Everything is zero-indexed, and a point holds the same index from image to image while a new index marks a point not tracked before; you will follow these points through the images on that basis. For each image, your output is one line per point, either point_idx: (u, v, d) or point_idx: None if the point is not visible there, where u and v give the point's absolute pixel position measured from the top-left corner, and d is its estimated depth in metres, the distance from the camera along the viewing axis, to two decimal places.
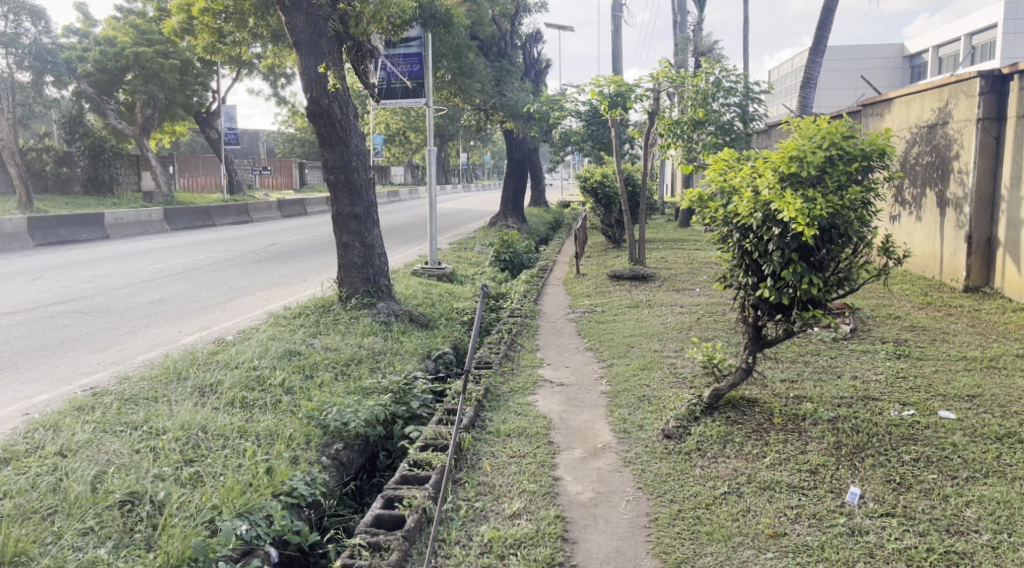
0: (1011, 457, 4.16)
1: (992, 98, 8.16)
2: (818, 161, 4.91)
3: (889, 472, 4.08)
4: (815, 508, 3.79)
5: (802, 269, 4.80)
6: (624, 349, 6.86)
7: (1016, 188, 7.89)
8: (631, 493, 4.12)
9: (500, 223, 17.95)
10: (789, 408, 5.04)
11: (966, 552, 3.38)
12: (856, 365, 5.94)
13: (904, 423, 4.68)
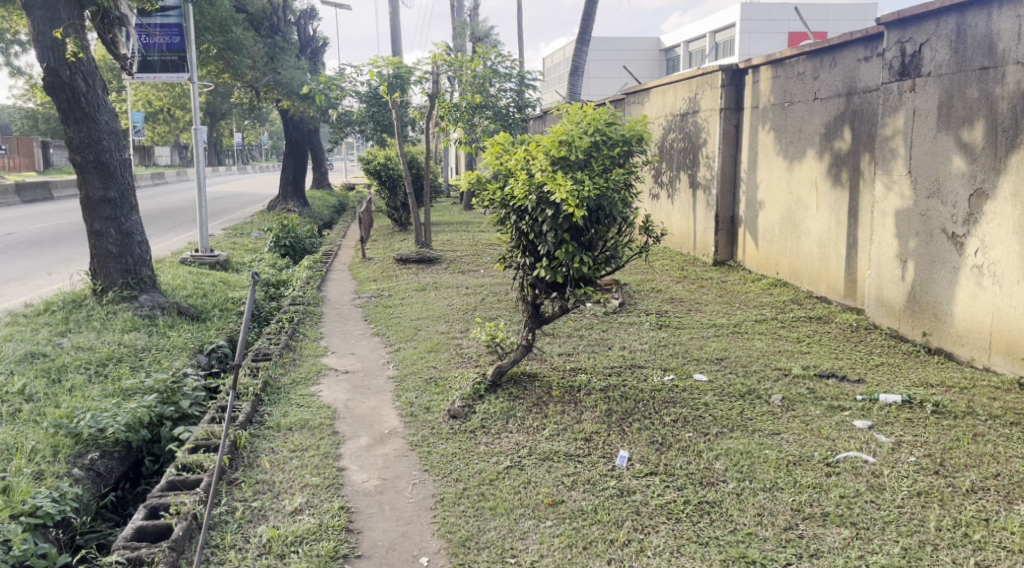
0: (752, 413, 4.65)
1: (732, 90, 9.00)
2: (585, 146, 5.19)
3: (653, 434, 4.42)
4: (590, 474, 4.02)
5: (574, 249, 5.04)
6: (411, 332, 6.88)
7: (753, 171, 8.76)
8: (417, 477, 4.15)
9: (279, 207, 17.33)
10: (566, 380, 5.31)
11: (716, 501, 3.71)
12: (626, 336, 6.36)
13: (665, 387, 5.08)
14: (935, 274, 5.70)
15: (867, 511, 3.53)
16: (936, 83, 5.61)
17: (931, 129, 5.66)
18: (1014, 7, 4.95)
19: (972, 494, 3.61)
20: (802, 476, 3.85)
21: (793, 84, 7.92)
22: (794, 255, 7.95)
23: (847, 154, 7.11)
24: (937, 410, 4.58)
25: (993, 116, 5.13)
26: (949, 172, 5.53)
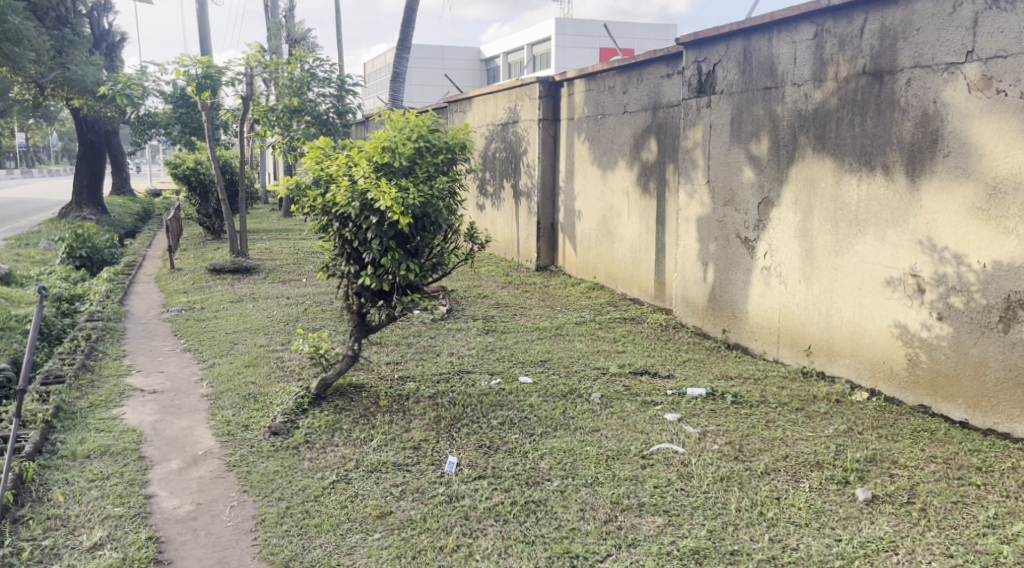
0: (574, 411, 4.84)
1: (549, 101, 9.33)
2: (407, 153, 5.19)
3: (481, 438, 4.50)
4: (419, 482, 4.03)
5: (400, 256, 5.02)
6: (226, 346, 6.58)
7: (570, 180, 9.11)
8: (234, 499, 3.98)
9: (73, 215, 16.01)
10: (393, 389, 5.28)
11: (541, 500, 3.82)
12: (452, 342, 6.41)
13: (492, 391, 5.17)
14: (731, 276, 6.19)
15: (678, 498, 3.76)
16: (728, 100, 6.08)
17: (725, 142, 6.14)
18: (789, 33, 5.46)
19: (767, 475, 3.94)
20: (621, 470, 4.05)
21: (605, 97, 8.31)
22: (610, 259, 8.36)
23: (654, 165, 7.57)
24: (737, 400, 4.97)
25: (776, 132, 5.64)
26: (741, 182, 6.01)
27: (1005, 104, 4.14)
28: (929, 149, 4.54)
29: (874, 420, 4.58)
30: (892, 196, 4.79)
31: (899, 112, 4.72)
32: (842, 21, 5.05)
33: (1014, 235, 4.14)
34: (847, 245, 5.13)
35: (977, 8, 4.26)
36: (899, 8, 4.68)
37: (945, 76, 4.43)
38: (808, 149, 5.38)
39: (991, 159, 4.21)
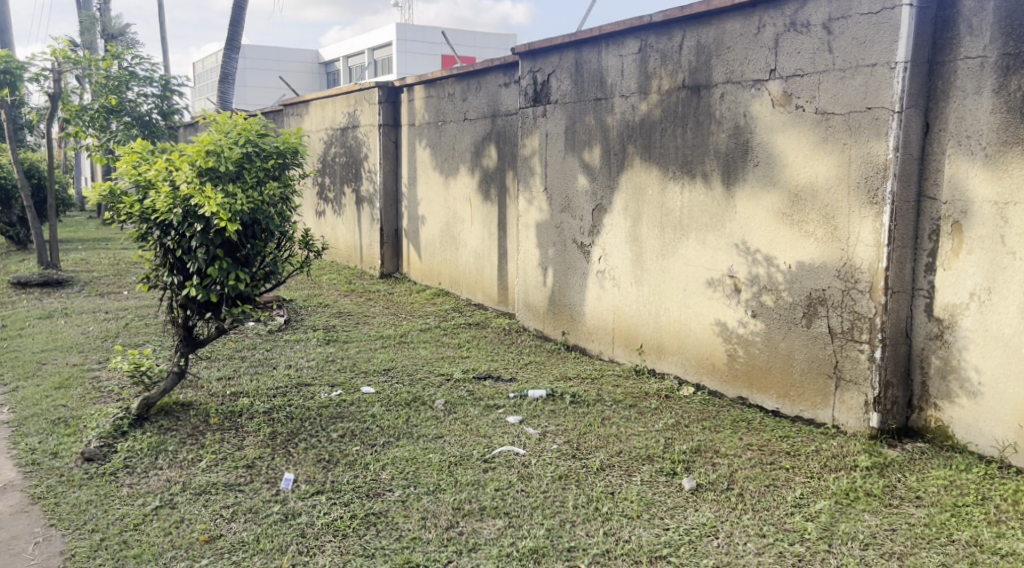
0: (417, 419, 4.83)
1: (389, 107, 9.28)
2: (235, 157, 4.95)
3: (320, 452, 4.40)
4: (251, 502, 3.89)
5: (229, 265, 4.85)
6: (33, 367, 6.08)
7: (413, 186, 9.10)
8: (40, 534, 3.69)
9: None
10: (225, 406, 5.06)
11: (382, 511, 3.79)
12: (290, 354, 6.23)
13: (332, 403, 5.08)
14: (569, 280, 6.39)
15: (518, 499, 3.84)
16: (562, 110, 6.28)
17: (561, 150, 6.33)
18: (616, 47, 5.71)
19: (602, 471, 4.10)
20: (462, 475, 4.09)
21: (444, 104, 8.36)
22: (453, 265, 8.41)
23: (494, 171, 7.69)
24: (574, 400, 5.13)
25: (607, 141, 5.88)
26: (576, 189, 6.22)
27: (802, 118, 4.51)
28: (741, 160, 4.88)
29: (700, 413, 4.87)
30: (711, 202, 5.11)
31: (714, 124, 5.04)
32: (663, 37, 5.34)
33: (812, 239, 4.51)
34: (673, 249, 5.43)
35: (778, 30, 4.62)
36: (712, 27, 4.99)
37: (753, 91, 4.78)
38: (635, 158, 5.65)
39: (793, 169, 4.58)
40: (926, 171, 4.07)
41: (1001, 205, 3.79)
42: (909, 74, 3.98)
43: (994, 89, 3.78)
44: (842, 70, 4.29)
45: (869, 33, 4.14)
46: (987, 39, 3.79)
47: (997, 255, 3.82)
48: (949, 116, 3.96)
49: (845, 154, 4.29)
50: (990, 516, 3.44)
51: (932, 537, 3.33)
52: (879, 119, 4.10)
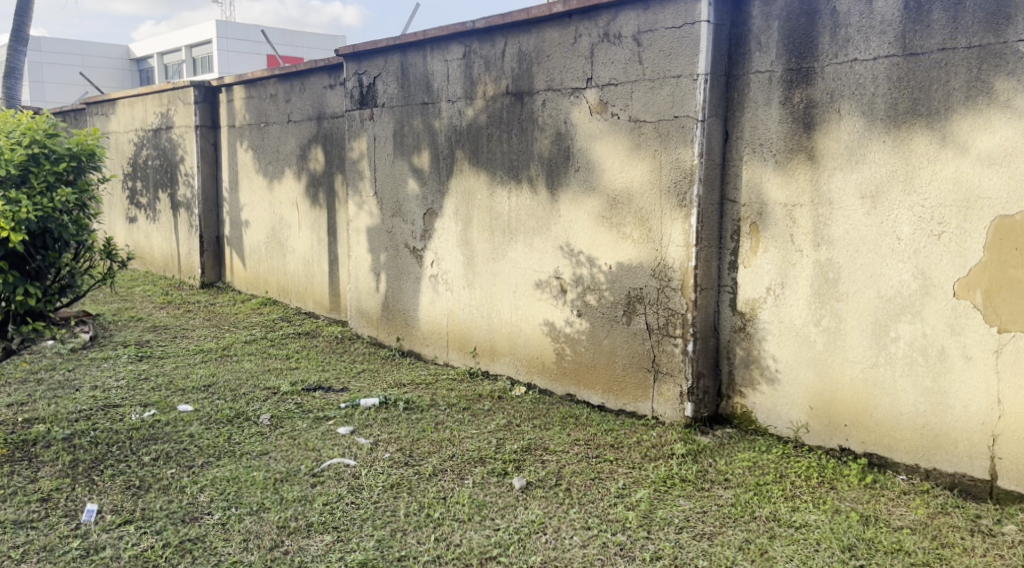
0: (240, 436, 4.64)
1: (206, 107, 8.86)
2: (18, 160, 4.46)
3: (129, 478, 4.13)
4: (47, 539, 3.59)
5: (15, 278, 4.46)
6: None
7: (235, 191, 8.72)
8: None
9: None
10: (16, 435, 4.64)
11: (199, 537, 3.61)
12: (97, 374, 5.81)
13: (144, 425, 4.78)
14: (401, 285, 6.37)
15: (347, 512, 3.78)
16: (389, 113, 6.24)
17: (389, 154, 6.29)
18: (441, 52, 5.75)
19: (434, 476, 4.12)
20: (288, 492, 3.97)
21: (266, 105, 8.09)
22: (281, 273, 8.16)
23: (321, 175, 7.51)
24: (408, 406, 5.11)
25: (435, 145, 5.91)
26: (405, 194, 6.21)
27: (618, 125, 4.73)
28: (563, 164, 5.05)
29: (530, 412, 4.99)
30: (537, 206, 5.26)
31: (537, 130, 5.18)
32: (485, 43, 5.43)
33: (630, 240, 4.73)
34: (502, 252, 5.53)
35: (592, 40, 4.81)
36: (532, 35, 5.13)
37: (572, 99, 4.96)
38: (463, 163, 5.71)
39: (611, 174, 4.79)
40: (728, 176, 4.38)
41: (790, 207, 4.14)
42: (709, 86, 4.27)
43: (781, 100, 4.12)
44: (651, 80, 4.53)
45: (673, 46, 4.40)
46: (774, 54, 4.13)
47: (788, 253, 4.17)
48: (745, 125, 4.28)
49: (657, 159, 4.54)
50: (787, 492, 3.76)
51: (738, 515, 3.59)
52: (685, 127, 4.37)
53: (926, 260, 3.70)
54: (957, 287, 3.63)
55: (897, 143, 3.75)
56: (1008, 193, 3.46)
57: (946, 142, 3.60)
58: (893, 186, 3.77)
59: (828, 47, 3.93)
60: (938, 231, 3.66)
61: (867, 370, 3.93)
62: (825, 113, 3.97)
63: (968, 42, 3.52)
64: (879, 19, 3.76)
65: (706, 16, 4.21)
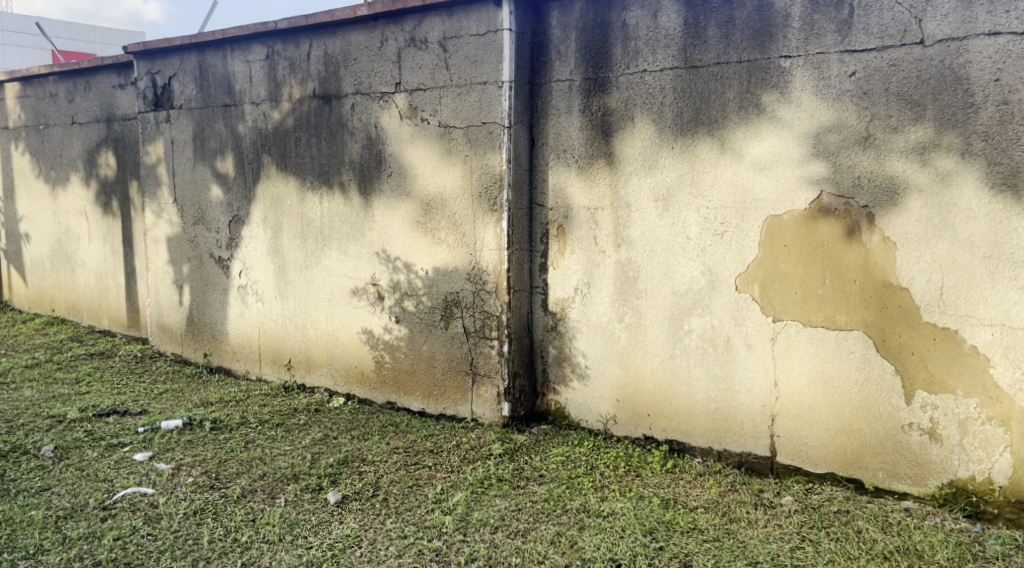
0: (18, 472, 4.23)
1: None
2: None
3: None
4: None
5: None
6: None
7: (11, 200, 7.94)
8: None
9: None
10: None
11: None
12: None
13: None
14: (207, 297, 6.05)
15: (142, 546, 3.54)
16: (187, 115, 5.91)
17: (189, 159, 5.96)
18: (242, 52, 5.52)
19: (242, 498, 3.95)
20: (74, 530, 3.66)
21: (45, 106, 7.42)
22: (70, 289, 7.52)
23: (114, 182, 6.99)
24: (215, 426, 4.87)
25: (239, 150, 5.66)
26: (209, 200, 5.91)
27: (427, 131, 4.74)
28: (375, 170, 5.00)
29: (348, 423, 4.90)
30: (350, 212, 5.17)
31: (346, 134, 5.10)
32: (289, 45, 5.27)
33: (444, 244, 4.76)
34: (315, 260, 5.39)
35: (399, 45, 4.80)
36: (337, 38, 5.04)
37: (380, 103, 4.92)
38: (270, 168, 5.52)
39: (423, 179, 4.80)
40: (535, 181, 4.51)
41: (593, 210, 4.32)
42: (513, 93, 4.37)
43: (581, 108, 4.30)
44: (459, 86, 4.58)
45: (478, 53, 4.47)
46: (573, 64, 4.30)
47: (592, 254, 4.35)
48: (549, 131, 4.43)
49: (467, 164, 4.59)
50: (596, 483, 3.93)
51: (550, 510, 3.71)
52: (492, 133, 4.45)
53: (713, 259, 3.99)
54: (738, 282, 3.94)
55: (684, 149, 4.01)
56: (777, 195, 3.79)
57: (726, 149, 3.90)
58: (682, 190, 4.04)
59: (620, 58, 4.15)
60: (721, 230, 3.95)
61: (665, 362, 4.18)
62: (620, 121, 4.18)
63: (740, 57, 3.83)
64: (664, 33, 4.01)
65: (508, 24, 4.31)
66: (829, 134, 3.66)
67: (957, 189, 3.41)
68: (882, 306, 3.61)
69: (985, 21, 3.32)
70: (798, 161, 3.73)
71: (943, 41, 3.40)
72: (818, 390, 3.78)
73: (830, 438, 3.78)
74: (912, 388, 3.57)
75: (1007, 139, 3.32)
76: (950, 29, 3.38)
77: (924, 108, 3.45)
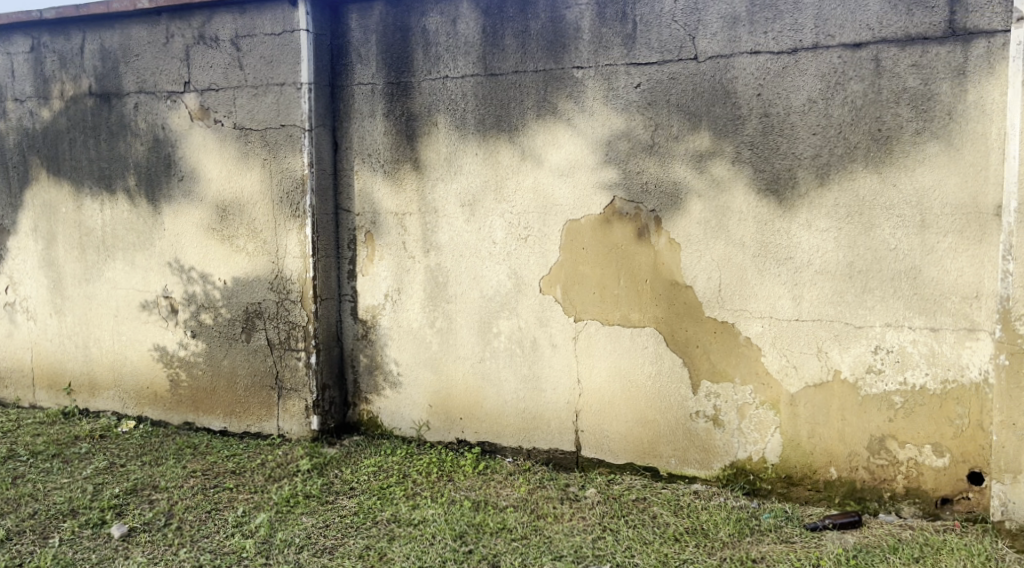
0: None
1: None
2: None
3: None
4: None
5: None
6: None
7: None
8: None
9: None
10: None
11: None
12: None
13: None
14: None
15: None
16: None
17: None
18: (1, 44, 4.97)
19: (7, 542, 3.54)
20: None
21: None
22: None
23: None
24: None
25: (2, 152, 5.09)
26: None
27: (221, 133, 4.50)
28: (163, 175, 4.67)
29: (139, 448, 4.54)
30: (135, 220, 4.80)
31: (129, 136, 4.72)
32: (59, 37, 4.81)
33: (243, 253, 4.54)
34: (96, 272, 4.95)
35: (186, 41, 4.52)
36: (115, 32, 4.67)
37: (167, 103, 4.60)
38: (40, 172, 5.00)
39: (218, 184, 4.54)
40: (340, 186, 4.41)
41: (400, 216, 4.29)
42: (314, 95, 4.26)
43: (384, 113, 4.25)
44: (254, 87, 4.39)
45: (274, 53, 4.31)
46: (374, 67, 4.25)
47: (401, 260, 4.32)
48: (352, 135, 4.34)
49: (266, 169, 4.41)
50: (409, 492, 3.90)
51: (360, 523, 3.63)
52: (292, 136, 4.31)
53: (518, 262, 4.09)
54: (542, 284, 4.06)
55: (487, 155, 4.08)
56: (575, 200, 3.95)
57: (527, 155, 4.01)
58: (487, 195, 4.11)
59: (422, 63, 4.15)
60: (525, 235, 4.06)
61: (475, 366, 4.23)
62: (423, 126, 4.18)
63: (536, 66, 3.95)
64: (463, 41, 4.07)
65: (305, 25, 4.20)
66: (620, 142, 3.86)
67: (731, 193, 3.72)
68: (670, 303, 3.86)
69: (747, 40, 3.63)
70: (595, 167, 3.90)
71: (713, 57, 3.69)
72: (616, 385, 3.98)
73: (629, 430, 3.99)
74: (697, 377, 3.84)
75: (769, 148, 3.65)
76: (719, 47, 3.68)
77: (700, 119, 3.73)
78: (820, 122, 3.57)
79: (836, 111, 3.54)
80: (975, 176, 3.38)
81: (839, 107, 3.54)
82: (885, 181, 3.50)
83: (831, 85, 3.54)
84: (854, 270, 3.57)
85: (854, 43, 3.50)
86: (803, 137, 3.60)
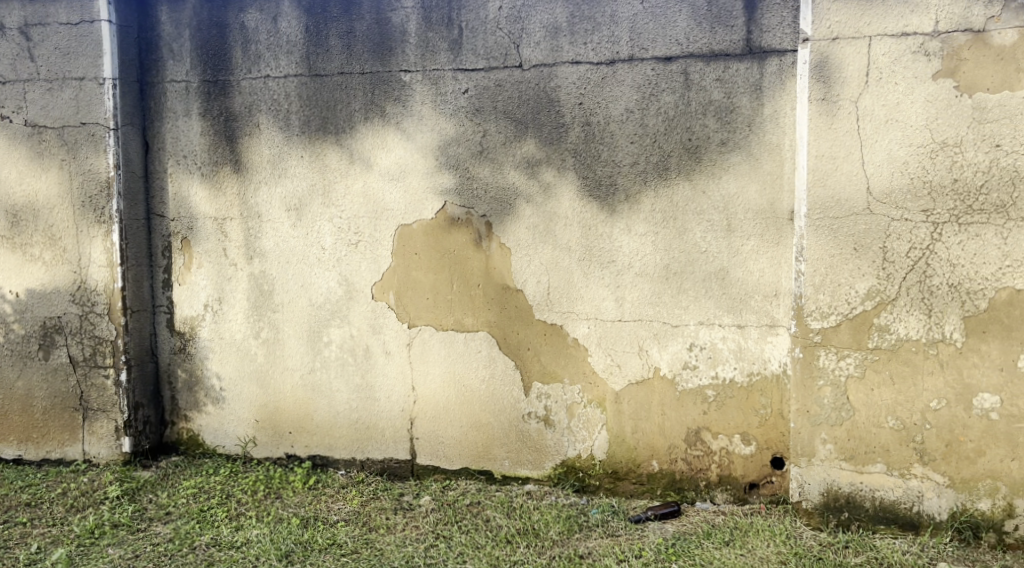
0: None
1: None
2: None
3: None
4: None
5: None
6: None
7: None
8: None
9: None
10: None
11: None
12: None
13: None
14: None
15: None
16: None
17: None
18: None
19: None
20: None
21: None
22: None
23: None
24: None
25: None
26: None
27: (9, 130, 4.06)
28: None
29: None
30: None
31: None
32: None
33: (38, 262, 4.11)
34: None
35: None
36: None
37: None
38: None
39: (7, 186, 4.09)
40: (152, 189, 4.12)
41: (220, 221, 4.06)
42: (119, 92, 3.96)
43: (200, 112, 4.02)
44: (48, 81, 4.00)
45: (72, 44, 3.96)
46: (188, 64, 4.01)
47: (221, 268, 4.09)
48: (164, 135, 4.07)
49: (65, 170, 4.03)
50: (231, 513, 3.68)
51: (175, 550, 3.38)
52: (95, 135, 3.97)
53: (348, 268, 3.99)
54: (373, 290, 3.98)
55: (313, 158, 3.96)
56: (406, 206, 3.92)
57: (355, 159, 3.93)
58: (313, 200, 3.98)
59: (240, 61, 3.96)
60: (355, 240, 3.97)
61: (304, 377, 4.07)
62: (243, 127, 3.99)
63: (362, 69, 3.89)
64: (285, 40, 3.93)
65: (107, 16, 3.91)
66: (450, 147, 3.87)
67: (557, 199, 3.83)
68: (502, 307, 3.91)
69: (568, 51, 3.77)
70: (426, 172, 3.89)
71: (537, 66, 3.79)
72: (450, 390, 3.97)
73: (463, 434, 3.99)
74: (529, 379, 3.92)
75: (591, 155, 3.80)
76: (542, 56, 3.79)
77: (527, 126, 3.82)
78: (637, 131, 3.76)
79: (650, 121, 3.75)
80: (772, 183, 3.68)
81: (653, 117, 3.74)
82: (697, 189, 3.74)
83: (646, 96, 3.74)
84: (671, 271, 3.79)
85: (665, 57, 3.71)
86: (622, 145, 3.77)
